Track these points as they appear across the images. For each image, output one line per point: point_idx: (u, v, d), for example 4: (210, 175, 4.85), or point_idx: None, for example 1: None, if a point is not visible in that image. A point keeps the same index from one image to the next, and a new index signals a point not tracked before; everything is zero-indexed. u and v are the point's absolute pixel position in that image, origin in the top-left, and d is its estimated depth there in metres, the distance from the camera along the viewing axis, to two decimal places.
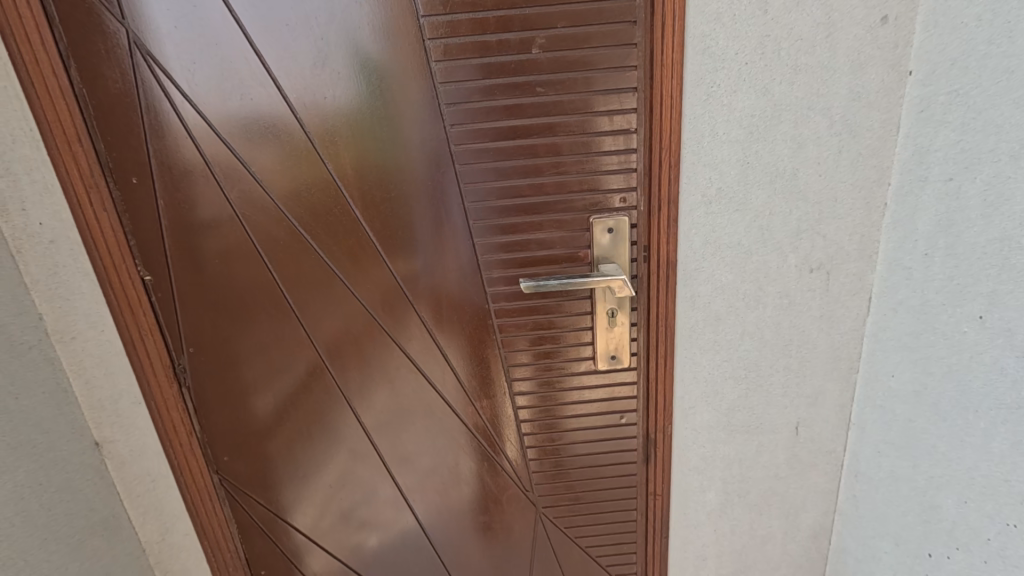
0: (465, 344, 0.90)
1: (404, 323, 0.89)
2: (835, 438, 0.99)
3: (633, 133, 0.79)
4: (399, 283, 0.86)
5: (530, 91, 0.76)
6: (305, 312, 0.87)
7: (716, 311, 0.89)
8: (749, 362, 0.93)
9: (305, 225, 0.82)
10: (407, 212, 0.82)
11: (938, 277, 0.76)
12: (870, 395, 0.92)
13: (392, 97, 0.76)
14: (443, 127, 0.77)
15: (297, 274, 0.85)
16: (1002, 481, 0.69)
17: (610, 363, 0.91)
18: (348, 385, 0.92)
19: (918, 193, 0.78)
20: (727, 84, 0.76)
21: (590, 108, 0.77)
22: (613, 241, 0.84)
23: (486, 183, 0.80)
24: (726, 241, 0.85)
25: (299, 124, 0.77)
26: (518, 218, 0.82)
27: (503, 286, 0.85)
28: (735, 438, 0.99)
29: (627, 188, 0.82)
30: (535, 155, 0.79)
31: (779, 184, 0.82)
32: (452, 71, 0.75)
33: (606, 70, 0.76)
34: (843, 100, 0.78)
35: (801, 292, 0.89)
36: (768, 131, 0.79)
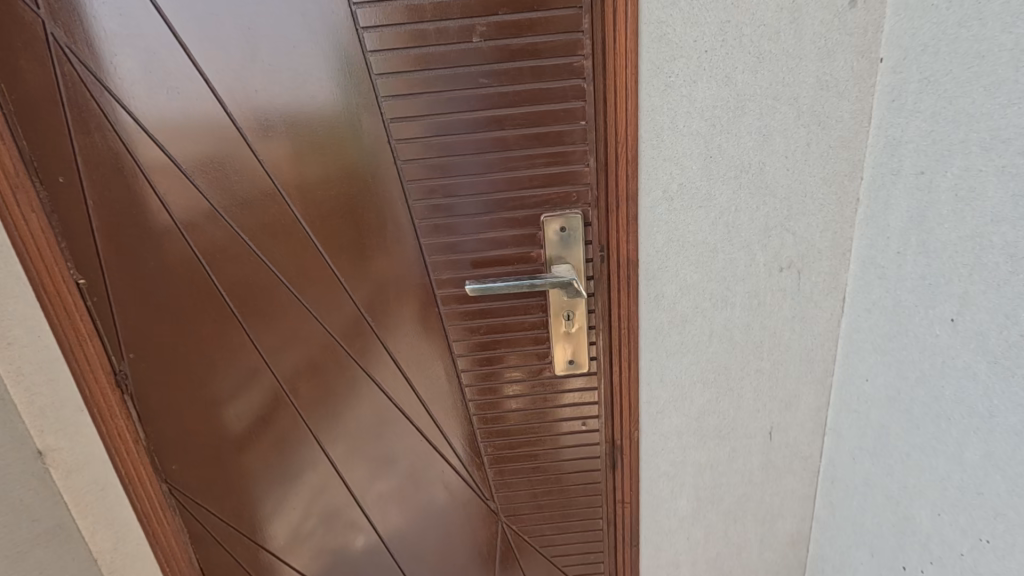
0: (416, 349, 0.87)
1: (351, 327, 0.85)
2: (811, 443, 0.95)
3: (585, 127, 0.75)
4: (344, 285, 0.82)
5: (474, 82, 0.72)
6: (247, 317, 0.83)
7: (682, 313, 0.85)
8: (719, 365, 0.89)
9: (242, 227, 0.79)
10: (348, 210, 0.78)
11: (911, 276, 0.71)
12: (846, 399, 0.88)
13: (327, 90, 0.73)
14: (384, 120, 0.74)
15: (237, 277, 0.81)
16: (975, 494, 0.65)
17: (569, 367, 0.87)
18: (296, 392, 0.89)
19: (891, 186, 0.73)
20: (685, 73, 0.72)
21: (539, 99, 0.73)
22: (565, 240, 0.80)
23: (433, 180, 0.76)
24: (689, 239, 0.81)
25: (230, 119, 0.74)
26: (467, 217, 0.78)
27: (456, 288, 0.82)
28: (706, 443, 0.95)
29: (582, 185, 0.78)
30: (483, 150, 0.75)
31: (745, 179, 0.78)
32: (391, 61, 0.71)
33: (553, 58, 0.72)
34: (811, 90, 0.74)
35: (771, 292, 0.85)
36: (731, 123, 0.75)
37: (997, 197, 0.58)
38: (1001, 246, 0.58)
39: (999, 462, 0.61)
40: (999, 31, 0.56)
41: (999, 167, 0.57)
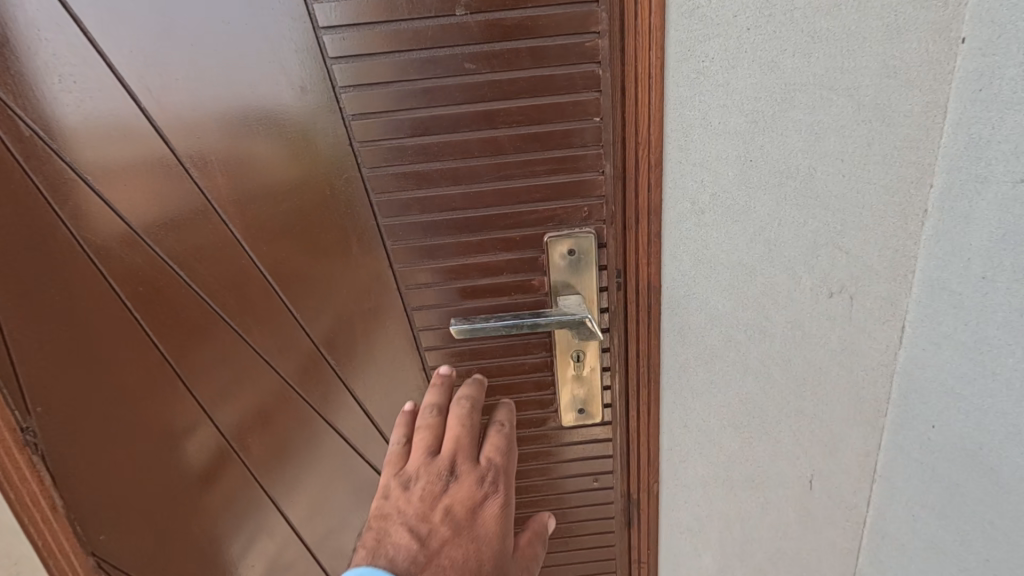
0: (391, 395, 0.73)
1: (309, 371, 0.71)
2: (856, 492, 0.82)
3: (598, 125, 0.61)
4: (298, 320, 0.68)
5: (458, 69, 0.58)
6: (180, 358, 0.68)
7: (711, 347, 0.71)
8: (752, 407, 0.75)
9: (167, 250, 0.64)
10: (301, 230, 0.64)
11: (1001, 309, 0.58)
12: (904, 445, 0.74)
13: (269, 79, 0.58)
14: (342, 117, 0.59)
15: (166, 312, 0.66)
16: None
17: (578, 417, 0.74)
18: (247, 444, 0.74)
19: (974, 197, 0.60)
20: (720, 58, 0.58)
21: (540, 90, 0.59)
22: (574, 264, 0.66)
23: (408, 193, 0.62)
24: (720, 261, 0.67)
25: (146, 116, 0.59)
26: (449, 238, 0.64)
27: (438, 324, 0.68)
28: (736, 495, 0.81)
29: (595, 197, 0.64)
30: (471, 155, 0.61)
31: (790, 187, 0.64)
32: (348, 43, 0.56)
33: (557, 36, 0.57)
34: (874, 77, 0.60)
35: (818, 321, 0.71)
36: (776, 120, 0.61)
37: None
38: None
39: None
40: None
41: None
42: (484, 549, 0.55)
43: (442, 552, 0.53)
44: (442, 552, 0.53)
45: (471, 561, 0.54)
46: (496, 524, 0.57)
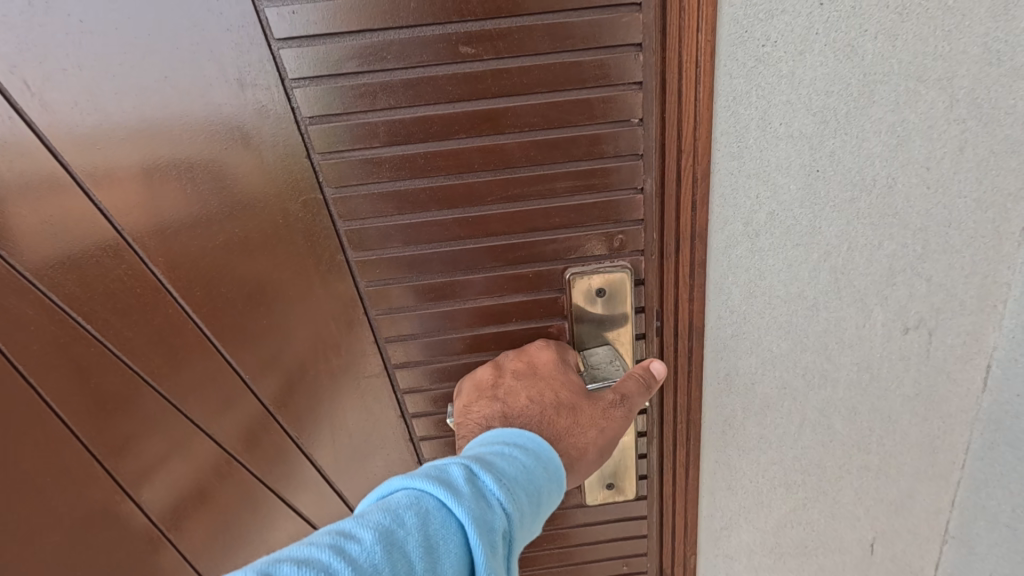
0: (359, 453, 0.64)
1: (256, 432, 0.61)
2: (921, 553, 0.69)
3: (637, 126, 0.49)
4: (241, 375, 0.58)
5: (453, 53, 0.46)
6: (91, 432, 0.56)
7: (762, 397, 0.59)
8: (810, 465, 0.63)
9: (68, 299, 0.52)
10: (246, 268, 0.53)
11: None
12: (988, 506, 0.62)
13: (196, 72, 0.47)
14: (296, 117, 0.48)
15: (74, 369, 0.55)
16: None
17: (608, 494, 0.64)
18: (180, 523, 0.62)
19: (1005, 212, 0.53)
20: (786, 41, 0.45)
21: (567, 82, 0.47)
22: (608, 305, 0.56)
23: (386, 219, 0.52)
24: (778, 293, 0.54)
25: (25, 122, 0.47)
26: (442, 275, 0.54)
27: (426, 379, 0.60)
28: (785, 564, 0.69)
29: (631, 221, 0.53)
30: (468, 170, 0.50)
31: (865, 203, 0.52)
32: (300, 19, 0.45)
33: (585, 10, 0.45)
34: (973, 70, 0.48)
35: (888, 362, 0.59)
36: (849, 121, 0.49)
37: None
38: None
39: None
40: None
41: None
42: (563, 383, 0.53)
43: (518, 400, 0.51)
44: (514, 398, 0.51)
45: (548, 396, 0.51)
46: (557, 360, 0.54)
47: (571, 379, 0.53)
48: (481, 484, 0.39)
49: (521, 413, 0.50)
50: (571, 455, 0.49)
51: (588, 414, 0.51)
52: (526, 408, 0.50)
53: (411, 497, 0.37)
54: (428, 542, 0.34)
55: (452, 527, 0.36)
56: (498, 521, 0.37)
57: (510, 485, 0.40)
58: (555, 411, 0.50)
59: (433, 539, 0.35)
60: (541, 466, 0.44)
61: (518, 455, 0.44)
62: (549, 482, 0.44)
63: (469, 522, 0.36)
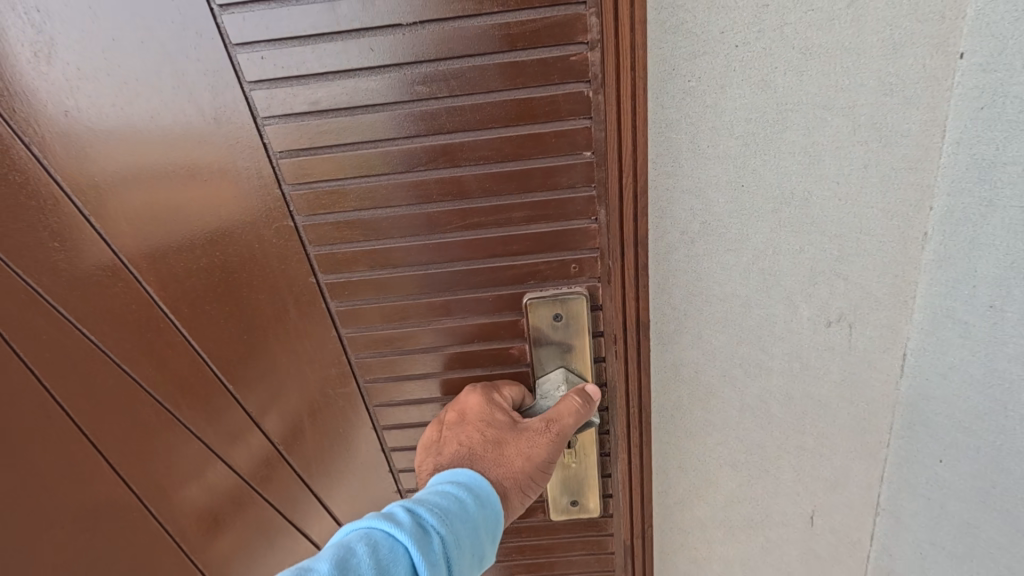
0: (322, 436, 0.77)
1: (228, 415, 0.76)
2: (860, 527, 0.75)
3: (588, 156, 0.56)
4: (215, 369, 0.73)
5: (403, 91, 0.55)
6: (104, 408, 0.75)
7: (706, 384, 0.67)
8: (753, 446, 0.71)
9: (83, 308, 0.69)
10: (219, 281, 0.67)
11: (1015, 340, 0.55)
12: (910, 480, 0.69)
13: (183, 116, 0.59)
14: (269, 154, 0.59)
15: (89, 362, 0.73)
16: None
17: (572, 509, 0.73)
18: (172, 482, 0.80)
19: (910, 218, 0.60)
20: (709, 77, 0.54)
21: (522, 118, 0.55)
22: (562, 334, 0.65)
23: (354, 245, 0.62)
24: (714, 293, 0.63)
25: (77, 171, 0.62)
26: (406, 298, 0.64)
27: (411, 372, 0.69)
28: (736, 536, 0.77)
29: (587, 249, 0.61)
30: (428, 200, 0.59)
31: (786, 214, 0.60)
32: (268, 62, 0.55)
33: (534, 50, 0.53)
34: (873, 98, 0.56)
35: (816, 352, 0.66)
36: (769, 142, 0.57)
37: None
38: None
39: None
40: None
41: None
42: (488, 422, 0.61)
43: (451, 446, 0.61)
44: (449, 443, 0.61)
45: (474, 436, 0.60)
46: (481, 402, 0.63)
47: (495, 418, 0.61)
48: (421, 516, 0.49)
49: (453, 457, 0.59)
50: (504, 483, 0.57)
51: (511, 447, 0.59)
52: (458, 451, 0.60)
53: (362, 534, 0.46)
54: (379, 564, 0.43)
55: (398, 552, 0.45)
56: (436, 544, 0.48)
57: (445, 513, 0.50)
58: (483, 448, 0.59)
59: (384, 561, 0.44)
60: (475, 494, 0.54)
61: (453, 487, 0.54)
62: (483, 507, 0.54)
63: (412, 544, 0.46)
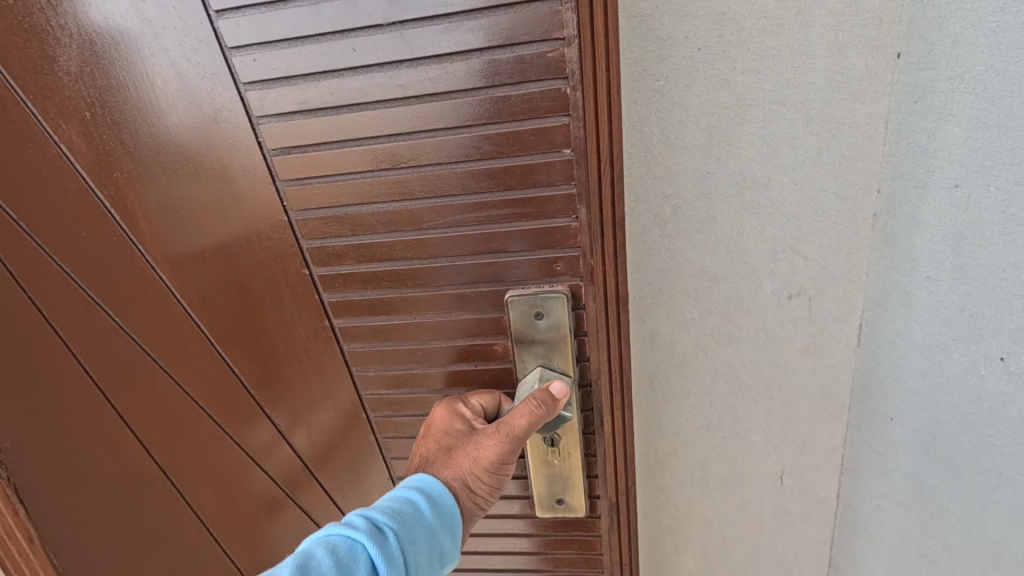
0: (312, 406, 0.89)
1: (227, 384, 0.90)
2: (826, 486, 0.83)
3: (568, 153, 0.63)
4: (217, 345, 0.86)
5: (381, 92, 0.63)
6: (123, 380, 0.87)
7: (681, 352, 0.76)
8: (724, 409, 0.79)
9: (109, 292, 0.82)
10: (224, 270, 0.80)
11: (945, 306, 0.61)
12: (869, 440, 0.75)
13: (202, 127, 0.71)
14: (264, 152, 0.69)
15: (109, 341, 0.85)
16: (1001, 542, 0.60)
17: (558, 504, 0.82)
18: (182, 447, 0.93)
19: (861, 199, 0.66)
20: (674, 77, 0.63)
21: (504, 118, 0.63)
22: (541, 333, 0.72)
23: (342, 240, 0.72)
24: (686, 270, 0.71)
25: (126, 174, 0.76)
26: (393, 291, 0.74)
27: (408, 351, 0.78)
28: (711, 494, 0.85)
29: (566, 247, 0.68)
30: (414, 198, 0.68)
31: (748, 197, 0.67)
32: (261, 64, 0.64)
33: (514, 50, 0.60)
34: (821, 92, 0.62)
35: (780, 323, 0.73)
36: (731, 133, 0.64)
37: None
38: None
39: None
40: (993, 45, 0.52)
41: None
42: (445, 432, 0.72)
43: (419, 453, 0.73)
44: (419, 449, 0.74)
45: (433, 445, 0.72)
46: (443, 412, 0.74)
47: (451, 427, 0.72)
48: (377, 519, 0.61)
49: (418, 463, 0.72)
50: (455, 484, 0.69)
51: (464, 451, 0.70)
52: (422, 458, 0.72)
53: (329, 538, 0.57)
54: (341, 562, 0.55)
55: (358, 552, 0.57)
56: (391, 541, 0.59)
57: (399, 515, 0.62)
58: (437, 456, 0.70)
59: (345, 560, 0.55)
60: (428, 495, 0.65)
61: (409, 492, 0.65)
62: (436, 505, 0.65)
63: (369, 543, 0.57)
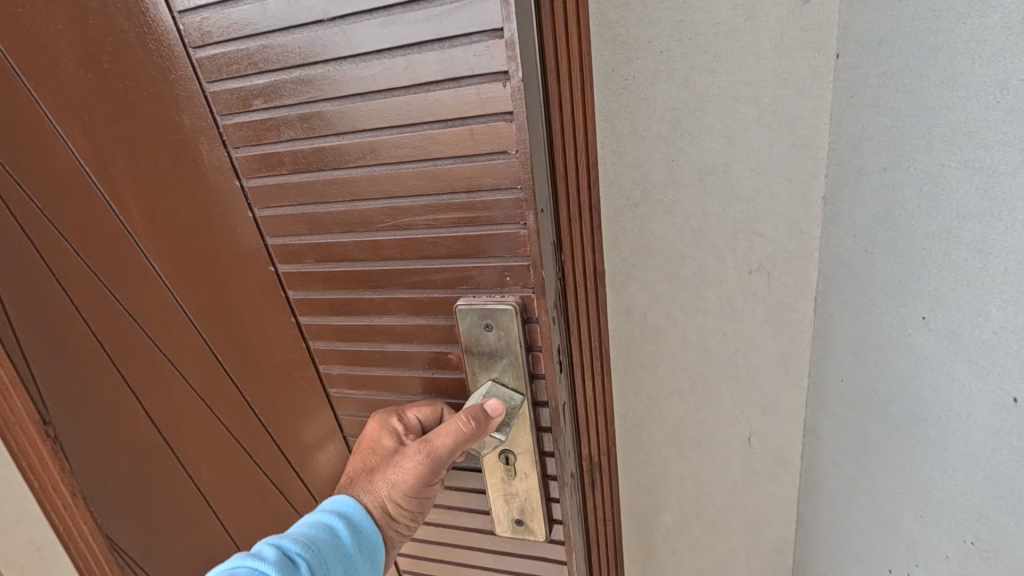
0: (285, 395, 0.94)
1: (212, 369, 0.97)
2: (790, 446, 0.92)
3: (512, 155, 0.60)
4: (203, 331, 0.93)
5: (331, 88, 0.64)
6: (129, 359, 0.99)
7: (655, 323, 0.84)
8: (696, 375, 0.87)
9: (115, 280, 0.92)
10: (207, 264, 0.86)
11: (881, 274, 0.70)
12: (825, 400, 0.84)
13: (182, 130, 0.76)
14: (228, 150, 0.74)
15: (117, 323, 0.95)
16: (930, 481, 0.67)
17: (518, 525, 0.81)
18: (180, 421, 1.04)
19: (813, 182, 0.76)
20: (642, 76, 0.71)
21: (444, 116, 0.61)
22: (490, 345, 0.70)
23: (300, 239, 0.76)
24: (657, 247, 0.80)
25: (125, 174, 0.83)
26: (350, 292, 0.77)
27: (368, 353, 0.81)
28: (686, 455, 0.93)
29: (516, 257, 0.65)
30: (365, 198, 0.69)
31: (709, 182, 0.76)
32: (214, 64, 0.69)
33: (450, 44, 0.57)
34: (772, 88, 0.71)
35: (743, 296, 0.82)
36: (693, 126, 0.73)
37: (961, 192, 0.57)
38: (1011, 222, 0.52)
39: (955, 445, 0.62)
40: (907, 46, 0.60)
41: (969, 173, 0.55)
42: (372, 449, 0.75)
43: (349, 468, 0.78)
44: (351, 462, 0.78)
45: (360, 463, 0.76)
46: (377, 428, 0.76)
47: (380, 444, 0.75)
48: (292, 549, 0.65)
49: (346, 479, 0.77)
50: (374, 505, 0.73)
51: (388, 474, 0.73)
52: (350, 473, 0.77)
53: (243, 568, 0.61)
54: None
55: None
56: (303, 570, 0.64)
57: (314, 544, 0.66)
58: (361, 476, 0.75)
59: None
60: (347, 523, 0.70)
61: (329, 519, 0.70)
62: (353, 533, 0.70)
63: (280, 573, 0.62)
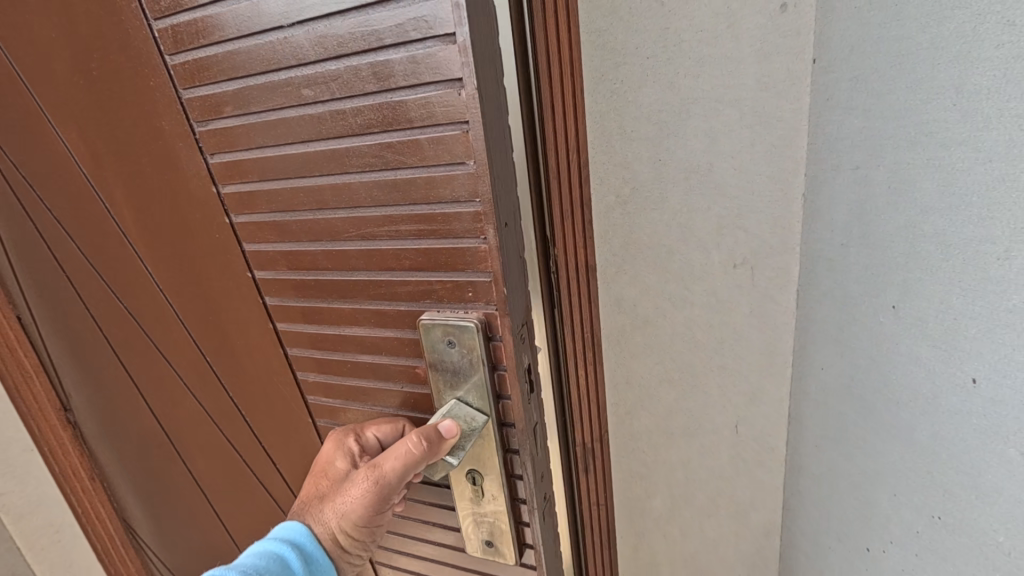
0: (267, 401, 0.92)
1: (201, 370, 0.97)
2: (776, 434, 0.96)
3: (468, 165, 0.57)
4: (192, 332, 0.93)
5: (294, 94, 0.63)
6: (131, 355, 1.02)
7: (643, 314, 0.89)
8: (683, 363, 0.91)
9: (116, 280, 0.95)
10: (192, 267, 0.86)
11: (856, 266, 0.74)
12: (806, 388, 0.88)
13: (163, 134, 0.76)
14: (204, 157, 0.74)
15: (120, 321, 0.99)
16: (903, 461, 0.71)
17: (488, 546, 0.78)
18: (176, 418, 1.06)
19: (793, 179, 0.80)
20: (629, 81, 0.76)
21: (401, 124, 0.59)
22: (452, 362, 0.67)
23: (272, 247, 0.75)
24: (646, 241, 0.84)
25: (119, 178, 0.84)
26: (320, 301, 0.76)
27: (337, 363, 0.79)
28: (675, 442, 0.97)
29: (477, 270, 0.63)
30: (329, 206, 0.68)
31: (694, 180, 0.80)
32: (188, 69, 0.69)
33: (403, 49, 0.55)
34: (752, 91, 0.75)
35: (728, 289, 0.86)
36: (679, 128, 0.77)
37: (925, 187, 0.61)
38: (966, 215, 0.56)
39: (925, 426, 0.66)
40: (876, 53, 0.65)
41: (933, 170, 0.59)
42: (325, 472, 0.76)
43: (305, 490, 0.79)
44: (307, 485, 0.79)
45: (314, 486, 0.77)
46: (332, 450, 0.77)
47: (333, 468, 0.76)
48: None
49: (301, 501, 0.78)
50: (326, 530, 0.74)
51: (338, 498, 0.74)
52: (305, 496, 0.78)
53: None
54: None
55: None
56: None
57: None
58: (314, 499, 0.76)
59: None
60: (297, 554, 0.71)
61: (280, 551, 0.71)
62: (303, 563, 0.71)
63: None
